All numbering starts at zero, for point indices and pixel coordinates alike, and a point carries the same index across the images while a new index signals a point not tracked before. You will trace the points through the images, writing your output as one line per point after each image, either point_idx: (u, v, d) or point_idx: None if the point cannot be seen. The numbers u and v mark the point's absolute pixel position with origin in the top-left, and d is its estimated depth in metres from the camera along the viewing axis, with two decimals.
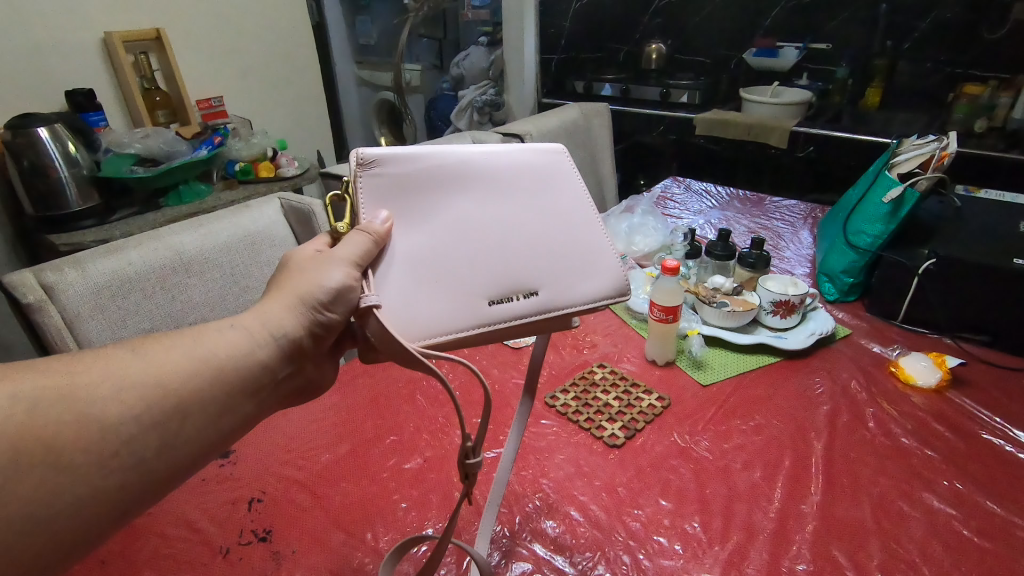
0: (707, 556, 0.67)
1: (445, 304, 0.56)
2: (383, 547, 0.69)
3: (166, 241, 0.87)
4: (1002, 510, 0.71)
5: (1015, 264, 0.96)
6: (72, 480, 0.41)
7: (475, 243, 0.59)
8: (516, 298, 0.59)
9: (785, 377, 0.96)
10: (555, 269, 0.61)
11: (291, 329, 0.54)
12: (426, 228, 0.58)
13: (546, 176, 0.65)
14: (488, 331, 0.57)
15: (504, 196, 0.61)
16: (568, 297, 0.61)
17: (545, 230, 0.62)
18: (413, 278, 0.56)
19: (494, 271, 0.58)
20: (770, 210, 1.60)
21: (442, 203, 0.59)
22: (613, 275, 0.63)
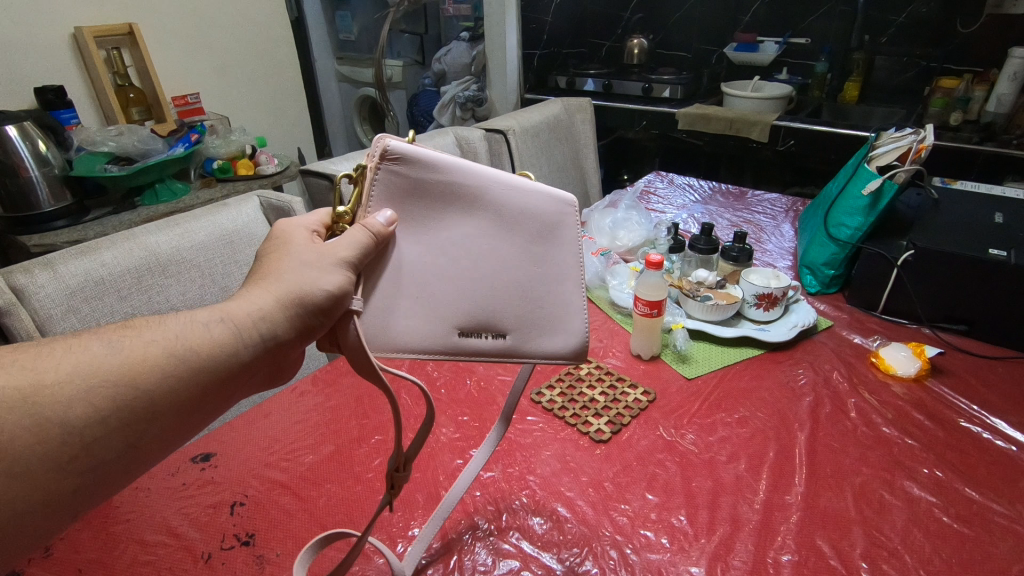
0: (694, 549, 0.67)
1: (415, 324, 0.57)
2: (369, 548, 0.68)
3: (141, 241, 0.85)
4: (980, 497, 0.72)
5: (990, 254, 0.97)
6: (30, 483, 0.41)
7: (463, 271, 0.58)
8: (483, 334, 0.59)
9: (768, 369, 0.97)
10: (529, 320, 0.60)
11: (278, 325, 0.53)
12: (420, 243, 0.57)
13: (559, 222, 0.61)
14: (450, 357, 0.58)
15: (509, 229, 0.59)
16: (530, 348, 0.61)
17: (535, 278, 0.60)
18: (392, 292, 0.56)
19: (473, 303, 0.58)
20: (752, 204, 1.62)
21: (445, 220, 0.57)
22: (581, 343, 0.62)
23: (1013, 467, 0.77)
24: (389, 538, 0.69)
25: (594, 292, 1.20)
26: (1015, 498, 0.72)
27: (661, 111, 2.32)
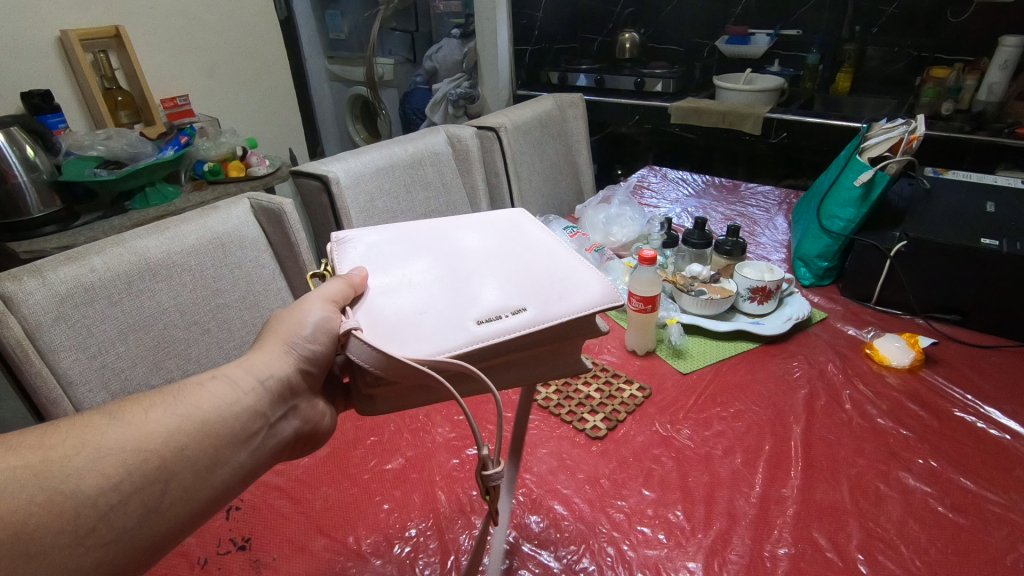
0: (691, 544, 0.67)
1: (429, 329, 0.53)
2: (366, 550, 0.68)
3: (130, 249, 0.84)
4: (975, 486, 0.72)
5: (982, 244, 0.97)
6: (45, 562, 0.40)
7: (451, 281, 0.59)
8: (504, 315, 0.54)
9: (763, 363, 0.97)
10: (543, 287, 0.58)
11: (278, 370, 0.55)
12: (400, 275, 0.60)
13: (511, 232, 0.67)
14: (484, 342, 0.52)
15: (472, 249, 0.64)
16: (561, 307, 0.55)
17: (521, 264, 0.61)
18: (395, 308, 0.56)
19: (477, 297, 0.57)
20: (745, 197, 1.62)
21: (413, 261, 0.63)
22: (606, 282, 0.58)
23: (1008, 456, 0.77)
24: (387, 540, 0.69)
25: None
26: (1010, 487, 0.72)
27: (654, 105, 2.32)
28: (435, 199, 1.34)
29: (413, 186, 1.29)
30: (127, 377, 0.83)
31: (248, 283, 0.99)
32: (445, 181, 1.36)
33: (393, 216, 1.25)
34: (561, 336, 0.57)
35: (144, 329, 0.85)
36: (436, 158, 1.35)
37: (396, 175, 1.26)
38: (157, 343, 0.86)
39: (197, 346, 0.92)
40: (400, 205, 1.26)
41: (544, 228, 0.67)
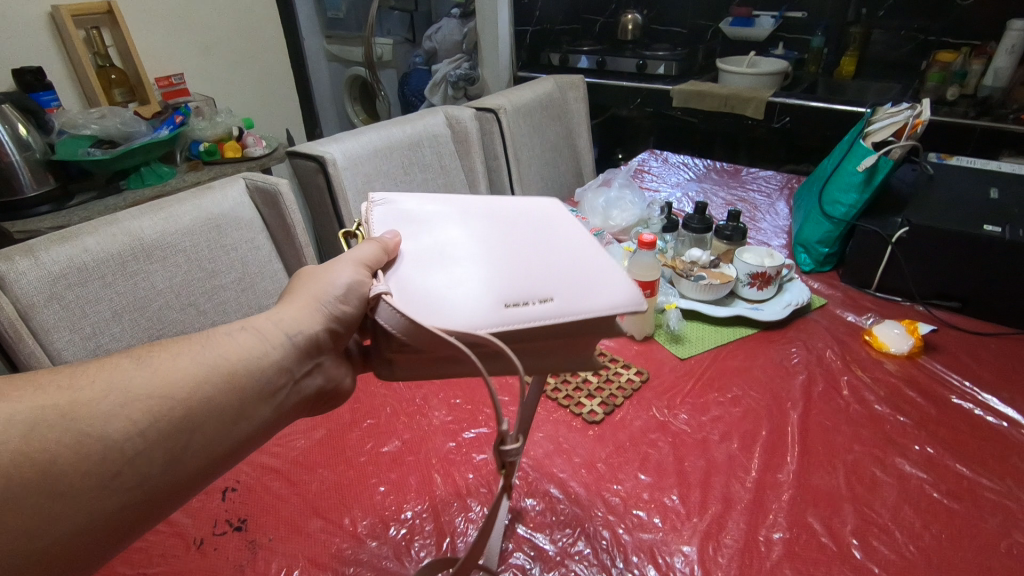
0: (686, 528, 0.67)
1: (454, 305, 0.52)
2: (362, 532, 0.68)
3: (126, 226, 0.83)
4: (971, 472, 0.73)
5: (985, 230, 0.96)
6: (72, 502, 0.40)
7: (480, 259, 0.58)
8: (529, 303, 0.53)
9: (761, 349, 0.97)
10: (569, 280, 0.56)
11: (306, 328, 0.56)
12: (431, 246, 0.59)
13: (544, 218, 0.65)
14: (507, 327, 0.51)
15: (504, 231, 0.63)
16: (583, 302, 0.54)
17: (548, 254, 0.59)
18: (422, 281, 0.55)
19: (503, 280, 0.55)
20: (747, 181, 1.61)
21: (445, 234, 0.61)
22: (631, 283, 0.56)
23: (1004, 443, 0.77)
24: (382, 522, 0.69)
25: None
26: (1005, 474, 0.72)
27: (655, 89, 2.29)
28: (433, 181, 1.33)
29: (411, 168, 1.28)
30: None
31: (244, 263, 0.98)
32: (444, 163, 1.35)
33: None
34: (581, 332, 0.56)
35: (142, 299, 0.84)
36: (434, 140, 1.33)
37: (395, 157, 1.25)
38: (152, 322, 0.86)
39: (192, 325, 0.91)
40: (397, 187, 1.25)
41: (577, 222, 0.65)
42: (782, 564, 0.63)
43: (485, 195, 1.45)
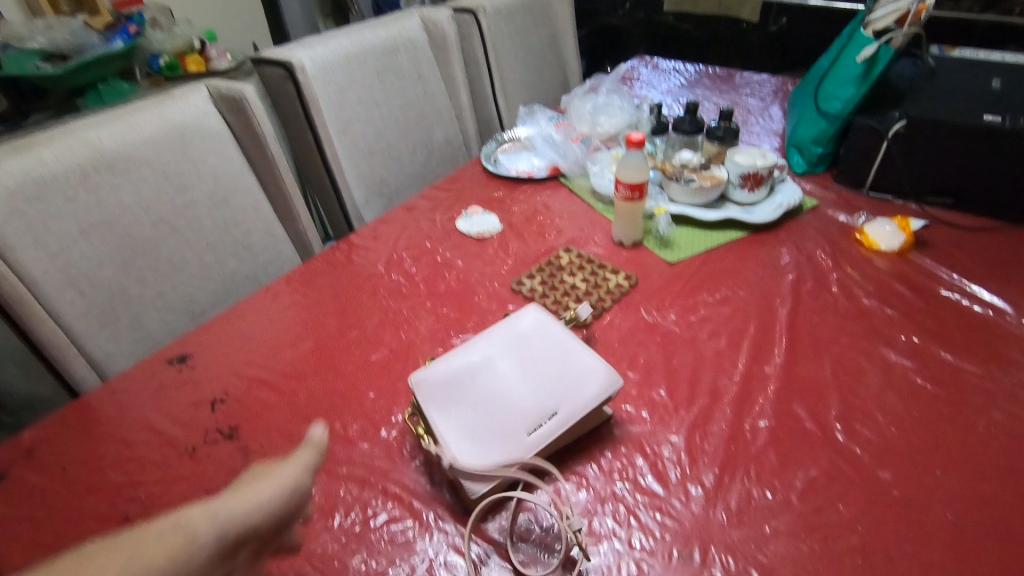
0: (674, 419, 0.68)
1: (489, 451, 0.58)
2: (353, 435, 0.68)
3: (82, 135, 0.79)
4: (955, 359, 0.73)
5: (984, 120, 0.92)
6: None
7: (493, 387, 0.63)
8: (541, 424, 0.60)
9: (751, 251, 0.96)
10: (567, 380, 0.63)
11: (261, 511, 0.44)
12: (452, 392, 0.62)
13: (524, 320, 0.69)
14: (532, 454, 0.59)
15: (501, 345, 0.66)
16: (580, 400, 0.62)
17: (538, 354, 0.66)
18: (453, 429, 0.60)
19: (514, 405, 0.61)
20: (740, 86, 1.54)
21: (456, 366, 0.64)
22: (603, 362, 0.65)
23: (989, 330, 0.77)
24: (373, 425, 0.69)
25: (574, 181, 1.15)
26: (989, 359, 0.73)
27: None
28: (412, 91, 1.27)
29: (387, 75, 1.21)
30: (94, 276, 0.80)
31: (215, 177, 0.93)
32: (422, 71, 1.28)
33: (366, 109, 1.18)
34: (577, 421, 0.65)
35: (109, 215, 0.81)
36: (410, 46, 1.26)
37: (368, 64, 1.18)
38: (123, 239, 0.83)
39: (167, 243, 0.88)
40: (374, 97, 1.20)
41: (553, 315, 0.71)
42: (767, 448, 0.64)
43: (466, 105, 1.39)
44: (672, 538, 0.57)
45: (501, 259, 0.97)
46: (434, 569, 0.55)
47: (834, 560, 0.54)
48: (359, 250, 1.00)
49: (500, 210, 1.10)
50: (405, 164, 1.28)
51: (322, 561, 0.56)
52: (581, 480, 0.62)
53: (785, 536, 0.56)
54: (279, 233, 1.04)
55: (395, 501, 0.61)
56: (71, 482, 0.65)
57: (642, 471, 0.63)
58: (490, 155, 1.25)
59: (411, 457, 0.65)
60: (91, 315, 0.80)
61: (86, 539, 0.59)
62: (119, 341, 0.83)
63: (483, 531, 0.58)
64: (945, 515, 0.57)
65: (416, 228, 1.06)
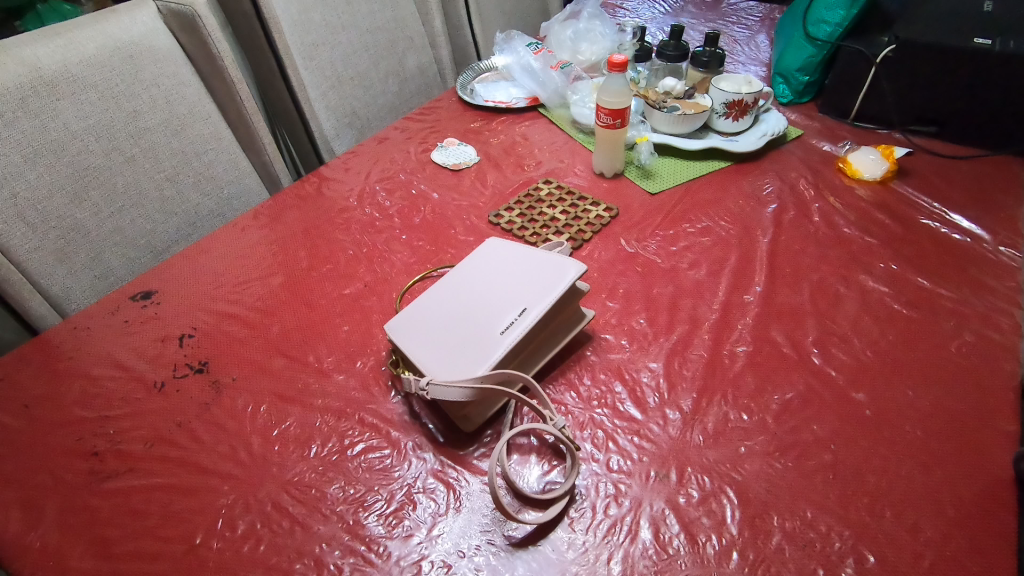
0: (653, 347, 0.68)
1: (467, 360, 0.56)
2: (328, 367, 0.67)
3: (17, 54, 0.75)
4: (931, 285, 0.73)
5: (974, 43, 0.89)
6: None
7: (463, 311, 0.61)
8: (513, 321, 0.58)
9: (733, 181, 0.94)
10: (532, 274, 0.63)
11: None
12: (425, 327, 0.60)
13: (483, 250, 0.69)
14: (510, 347, 0.57)
15: (465, 277, 0.65)
16: (547, 291, 0.60)
17: (501, 271, 0.64)
18: (430, 353, 0.58)
19: (485, 317, 0.60)
20: (726, 13, 1.47)
21: (428, 306, 0.62)
22: (561, 255, 0.64)
23: (966, 256, 0.77)
24: (348, 358, 0.68)
25: (554, 111, 1.12)
26: (964, 284, 0.73)
27: None
28: (380, 14, 1.20)
29: None
30: (45, 207, 0.79)
31: (169, 103, 0.91)
32: None
33: (331, 32, 1.12)
34: (555, 315, 0.63)
35: (54, 140, 0.78)
36: None
37: None
38: (73, 168, 0.81)
39: (121, 170, 0.86)
40: (340, 19, 1.13)
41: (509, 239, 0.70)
42: (744, 373, 0.65)
43: (440, 31, 1.32)
44: (650, 460, 0.57)
45: (478, 192, 0.94)
46: (413, 494, 0.55)
47: (806, 476, 0.55)
48: (330, 183, 0.96)
49: (477, 142, 1.05)
50: (376, 93, 1.23)
51: (299, 490, 0.56)
52: (560, 406, 0.62)
53: (759, 455, 0.57)
54: (242, 164, 1.03)
55: (372, 431, 0.60)
56: (35, 418, 0.63)
57: (620, 397, 0.63)
58: (466, 85, 1.20)
59: (388, 388, 0.64)
60: (44, 249, 0.79)
61: (54, 473, 0.58)
62: (77, 275, 0.83)
63: (465, 460, 0.57)
64: (914, 432, 0.58)
65: (390, 160, 1.01)
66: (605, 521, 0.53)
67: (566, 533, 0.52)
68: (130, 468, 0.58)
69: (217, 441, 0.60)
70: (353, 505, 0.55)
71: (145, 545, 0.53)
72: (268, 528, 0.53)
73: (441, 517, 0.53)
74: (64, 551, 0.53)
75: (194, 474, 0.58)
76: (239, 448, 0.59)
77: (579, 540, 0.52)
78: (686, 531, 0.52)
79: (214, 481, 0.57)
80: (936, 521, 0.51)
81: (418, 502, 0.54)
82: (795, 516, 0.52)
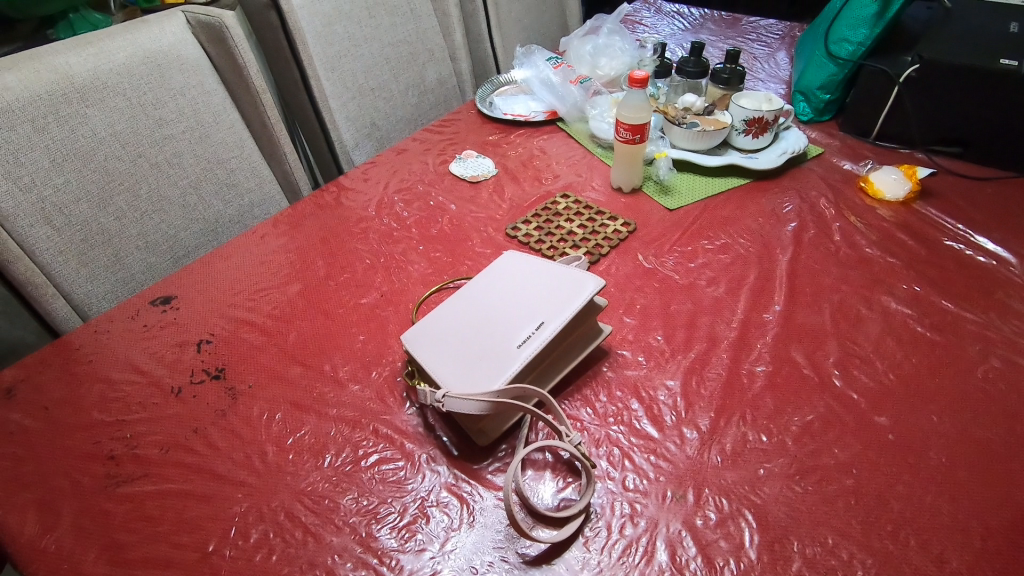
0: (670, 364, 0.67)
1: (483, 373, 0.56)
2: (343, 377, 0.67)
3: (50, 61, 0.77)
4: (956, 307, 0.72)
5: (1000, 64, 0.88)
6: None
7: (480, 324, 0.61)
8: (530, 335, 0.58)
9: (752, 199, 0.93)
10: (550, 288, 0.62)
11: None
12: (442, 339, 0.60)
13: (503, 263, 0.68)
14: (527, 361, 0.56)
15: (484, 290, 0.65)
16: (565, 306, 0.60)
17: (520, 286, 0.64)
18: (446, 365, 0.57)
19: (502, 331, 0.59)
20: (746, 31, 1.47)
21: (445, 318, 0.62)
22: (581, 270, 0.64)
23: (991, 279, 0.76)
24: (363, 367, 0.68)
25: (573, 126, 1.12)
26: (990, 308, 0.72)
27: None
28: (402, 27, 1.22)
29: (377, 10, 1.17)
30: (70, 211, 0.80)
31: (195, 111, 0.93)
32: (413, 7, 1.23)
33: (354, 44, 1.13)
34: (573, 329, 0.63)
35: (81, 145, 0.80)
36: None
37: None
38: (99, 173, 0.82)
39: (144, 176, 0.87)
40: (362, 32, 1.15)
41: (528, 253, 0.70)
42: (764, 393, 0.64)
43: (460, 45, 1.33)
44: (667, 480, 0.56)
45: (496, 204, 0.94)
46: (426, 508, 0.54)
47: (827, 501, 0.54)
48: (349, 193, 0.97)
49: (495, 154, 1.06)
50: (396, 105, 1.25)
51: (312, 500, 0.56)
52: (575, 422, 0.62)
53: (779, 478, 0.56)
54: (264, 172, 1.04)
55: (386, 442, 0.60)
56: (54, 420, 0.63)
57: (637, 414, 0.62)
58: (485, 98, 1.21)
59: (403, 399, 0.64)
60: (68, 252, 0.80)
61: (71, 476, 0.58)
62: (99, 279, 0.84)
63: (479, 474, 0.57)
64: (939, 458, 0.57)
65: (408, 172, 1.02)
66: (621, 541, 0.52)
67: (581, 552, 0.51)
68: (145, 473, 0.58)
69: (232, 449, 0.60)
70: (366, 517, 0.54)
71: (158, 551, 0.53)
72: (281, 538, 0.53)
73: (454, 533, 0.53)
74: (79, 554, 0.53)
75: (209, 480, 0.58)
76: (253, 456, 0.59)
77: (594, 560, 0.51)
78: (704, 554, 0.51)
79: (228, 488, 0.57)
80: (963, 551, 0.50)
81: (431, 517, 0.54)
82: (816, 542, 0.51)
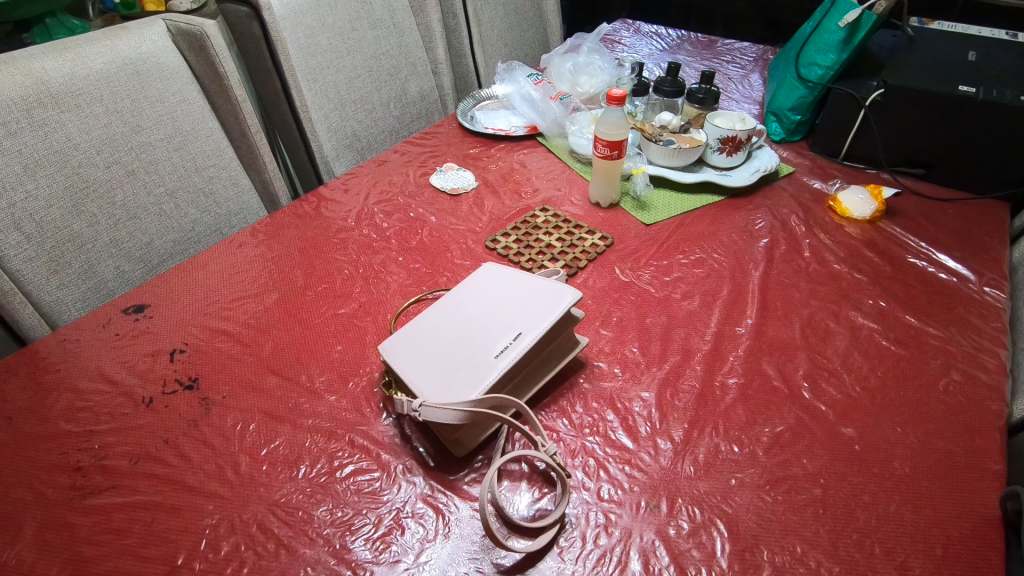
0: (645, 375, 0.68)
1: (461, 383, 0.56)
2: (320, 387, 0.66)
3: (25, 65, 0.76)
4: (919, 323, 0.75)
5: (958, 91, 0.92)
6: None
7: (458, 336, 0.61)
8: (507, 346, 0.59)
9: (726, 215, 0.96)
10: (529, 299, 0.63)
11: None
12: (420, 351, 0.60)
13: (484, 276, 0.69)
14: (504, 372, 0.57)
15: (463, 303, 0.65)
16: (543, 318, 0.61)
17: (499, 298, 0.64)
18: (425, 376, 0.58)
19: (480, 343, 0.60)
20: (721, 53, 1.52)
21: (424, 330, 0.63)
22: (560, 284, 0.64)
23: (952, 296, 0.79)
24: (340, 378, 0.68)
25: (553, 141, 1.14)
26: (951, 323, 0.75)
27: None
28: (385, 40, 1.23)
29: (361, 23, 1.18)
30: (41, 217, 0.78)
31: (173, 119, 0.92)
32: (397, 21, 1.24)
33: (337, 56, 1.14)
34: (551, 340, 0.64)
35: (55, 150, 0.79)
36: None
37: (340, 8, 1.14)
38: (72, 179, 0.81)
39: (121, 183, 0.87)
40: (345, 43, 1.15)
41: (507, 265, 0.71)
42: (736, 405, 0.65)
43: (443, 59, 1.36)
44: (641, 490, 0.57)
45: (475, 216, 0.95)
46: (402, 519, 0.54)
47: (796, 510, 0.55)
48: (328, 203, 0.97)
49: (475, 168, 1.07)
50: (378, 117, 1.25)
51: (285, 511, 0.55)
52: (551, 433, 0.62)
53: (750, 488, 0.57)
54: (242, 181, 1.04)
55: (362, 452, 0.60)
56: (17, 430, 0.62)
57: (612, 425, 0.63)
58: (467, 112, 1.23)
59: (380, 410, 0.64)
60: (39, 258, 0.79)
61: (34, 487, 0.57)
62: (69, 288, 0.83)
63: (456, 485, 0.57)
64: (902, 469, 0.58)
65: (389, 183, 1.02)
66: (595, 551, 0.52)
67: (556, 562, 0.52)
68: (113, 484, 0.57)
69: (204, 460, 0.59)
70: (341, 528, 0.54)
71: (125, 564, 0.52)
72: (253, 550, 0.53)
73: (429, 544, 0.53)
74: (40, 569, 0.51)
75: (179, 492, 0.57)
76: (225, 467, 0.59)
77: (569, 570, 0.51)
78: (676, 563, 0.52)
79: (199, 500, 0.56)
80: (925, 559, 0.52)
81: (406, 528, 0.54)
82: (785, 551, 0.52)
